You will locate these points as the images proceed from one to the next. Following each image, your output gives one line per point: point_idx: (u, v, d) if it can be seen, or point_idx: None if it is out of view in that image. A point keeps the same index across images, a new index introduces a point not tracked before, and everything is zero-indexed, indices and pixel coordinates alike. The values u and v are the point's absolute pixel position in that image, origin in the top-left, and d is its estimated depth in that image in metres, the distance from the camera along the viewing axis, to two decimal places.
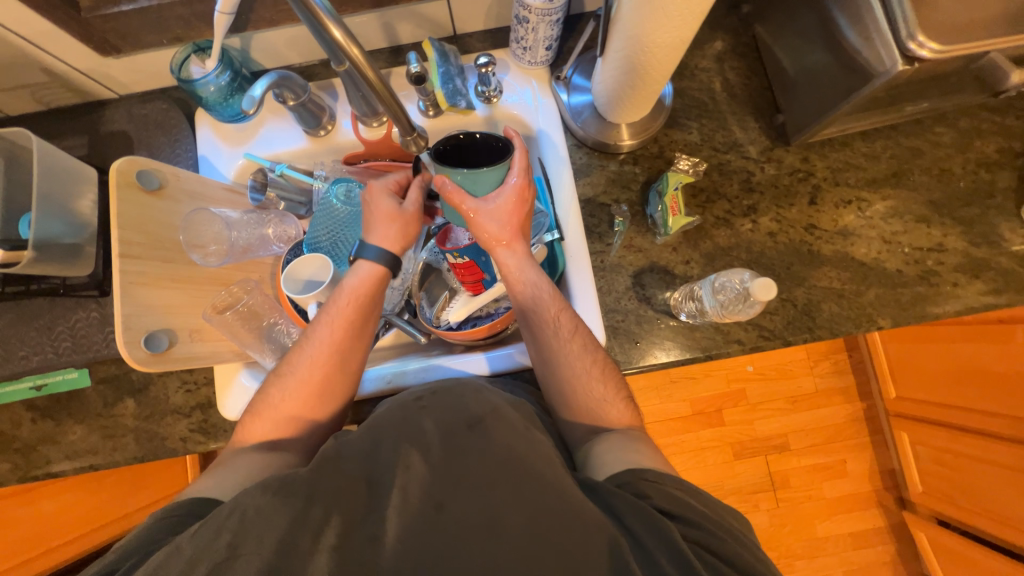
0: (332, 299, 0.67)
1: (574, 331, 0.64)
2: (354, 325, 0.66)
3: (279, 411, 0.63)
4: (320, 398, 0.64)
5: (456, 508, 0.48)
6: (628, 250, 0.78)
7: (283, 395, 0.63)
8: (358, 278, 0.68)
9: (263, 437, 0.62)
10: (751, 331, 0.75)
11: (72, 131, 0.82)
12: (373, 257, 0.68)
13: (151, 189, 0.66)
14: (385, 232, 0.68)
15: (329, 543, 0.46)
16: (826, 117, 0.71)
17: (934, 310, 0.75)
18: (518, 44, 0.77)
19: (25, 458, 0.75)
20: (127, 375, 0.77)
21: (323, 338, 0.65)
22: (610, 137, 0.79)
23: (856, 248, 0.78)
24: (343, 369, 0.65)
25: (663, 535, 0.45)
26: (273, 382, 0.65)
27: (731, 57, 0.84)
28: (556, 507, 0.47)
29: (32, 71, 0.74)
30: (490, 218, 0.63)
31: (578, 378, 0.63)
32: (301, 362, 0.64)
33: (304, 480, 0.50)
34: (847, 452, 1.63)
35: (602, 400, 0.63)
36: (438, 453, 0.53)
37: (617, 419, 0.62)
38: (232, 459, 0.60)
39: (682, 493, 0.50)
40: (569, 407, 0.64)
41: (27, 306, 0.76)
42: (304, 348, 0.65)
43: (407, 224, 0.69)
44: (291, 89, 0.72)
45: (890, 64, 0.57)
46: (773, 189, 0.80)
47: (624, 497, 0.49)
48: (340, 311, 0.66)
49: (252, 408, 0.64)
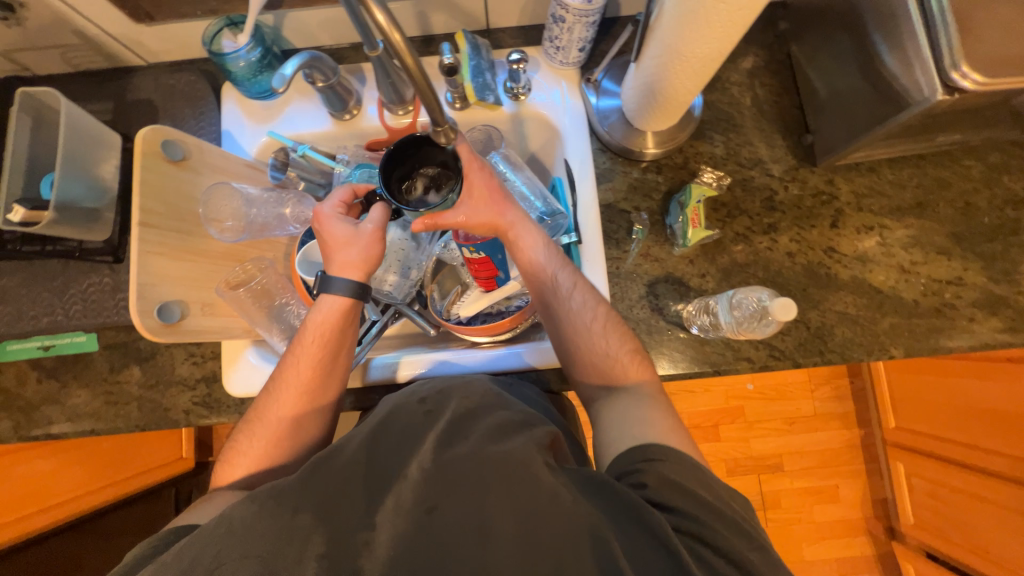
0: (299, 336, 0.66)
1: (575, 285, 0.67)
2: (321, 362, 0.64)
3: (253, 451, 0.62)
4: (292, 435, 0.63)
5: (448, 510, 0.48)
6: (645, 258, 0.78)
7: (255, 435, 0.62)
8: (321, 314, 0.65)
9: (240, 477, 0.61)
10: (761, 350, 0.74)
11: (98, 95, 0.82)
12: (339, 289, 0.65)
13: (175, 160, 0.66)
14: (345, 259, 0.65)
15: (318, 551, 0.46)
16: (856, 141, 0.70)
17: (947, 343, 0.74)
18: (551, 43, 0.77)
19: (28, 417, 0.76)
20: (134, 343, 0.77)
21: (290, 379, 0.64)
22: (634, 144, 0.78)
23: (874, 274, 0.77)
24: (313, 405, 0.64)
25: (651, 526, 0.46)
26: (246, 423, 0.64)
27: (763, 74, 0.83)
28: (545, 507, 0.46)
29: (65, 32, 0.74)
30: (476, 211, 0.65)
31: (581, 334, 0.65)
32: (270, 404, 0.64)
33: (293, 491, 0.49)
34: (840, 478, 1.62)
35: (616, 354, 0.64)
36: (430, 460, 0.51)
37: (626, 372, 0.63)
38: (210, 499, 0.59)
39: (679, 475, 0.51)
40: (578, 363, 0.66)
41: (41, 266, 0.76)
42: (272, 391, 0.64)
43: (365, 245, 0.65)
44: (321, 71, 0.71)
45: (929, 93, 0.56)
46: (795, 209, 0.79)
47: (616, 490, 0.48)
48: (305, 349, 0.64)
49: (229, 450, 0.63)
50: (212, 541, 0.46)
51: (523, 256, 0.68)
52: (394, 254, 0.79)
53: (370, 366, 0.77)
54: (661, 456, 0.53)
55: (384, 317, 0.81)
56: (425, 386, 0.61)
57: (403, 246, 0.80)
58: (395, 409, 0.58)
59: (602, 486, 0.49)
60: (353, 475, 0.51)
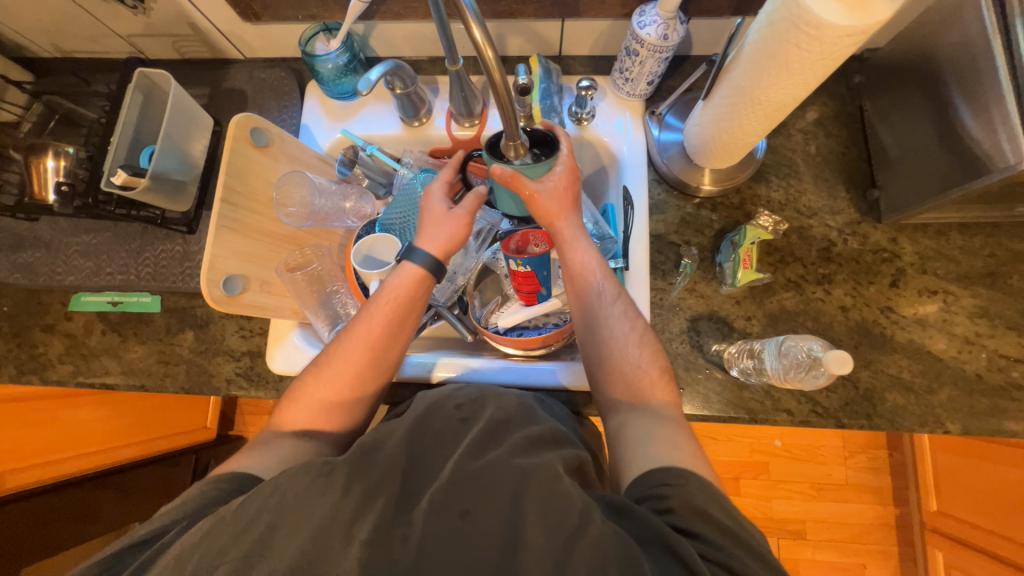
0: (374, 297, 0.68)
1: (617, 294, 0.66)
2: (391, 323, 0.66)
3: (315, 400, 0.64)
4: (353, 390, 0.65)
5: (479, 519, 0.47)
6: (690, 293, 0.77)
7: (317, 384, 0.65)
8: (398, 280, 0.67)
9: (299, 423, 0.63)
10: (804, 404, 0.71)
11: (198, 82, 0.90)
12: (419, 259, 0.67)
13: (260, 146, 0.72)
14: (432, 234, 0.69)
15: (362, 538, 0.46)
16: (927, 202, 0.68)
17: (1010, 426, 0.69)
18: (621, 75, 0.79)
19: (88, 366, 0.81)
20: (192, 309, 0.82)
21: (359, 335, 0.65)
22: (691, 179, 0.79)
23: (933, 341, 0.73)
24: (376, 366, 0.65)
25: (672, 550, 0.44)
26: (310, 371, 0.66)
27: (832, 124, 0.82)
28: (580, 533, 0.44)
29: (181, 24, 0.82)
30: (547, 193, 0.67)
31: (615, 341, 0.64)
32: (337, 354, 0.65)
33: (343, 472, 0.51)
34: (868, 557, 1.51)
35: (642, 369, 0.62)
36: (463, 458, 0.52)
37: (654, 387, 0.61)
38: (270, 439, 0.62)
39: (704, 501, 0.48)
40: (605, 372, 0.64)
41: (124, 228, 0.83)
42: (340, 343, 0.66)
43: (454, 228, 0.69)
44: (401, 78, 0.75)
45: (1014, 160, 0.54)
46: (853, 263, 0.77)
47: (633, 511, 0.47)
48: (380, 309, 0.66)
49: (289, 394, 0.66)
50: (267, 511, 0.48)
51: (568, 253, 0.68)
52: None
53: (406, 362, 0.79)
54: (683, 480, 0.50)
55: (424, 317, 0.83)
56: (462, 390, 0.64)
57: None
58: (432, 406, 0.61)
59: (621, 511, 0.48)
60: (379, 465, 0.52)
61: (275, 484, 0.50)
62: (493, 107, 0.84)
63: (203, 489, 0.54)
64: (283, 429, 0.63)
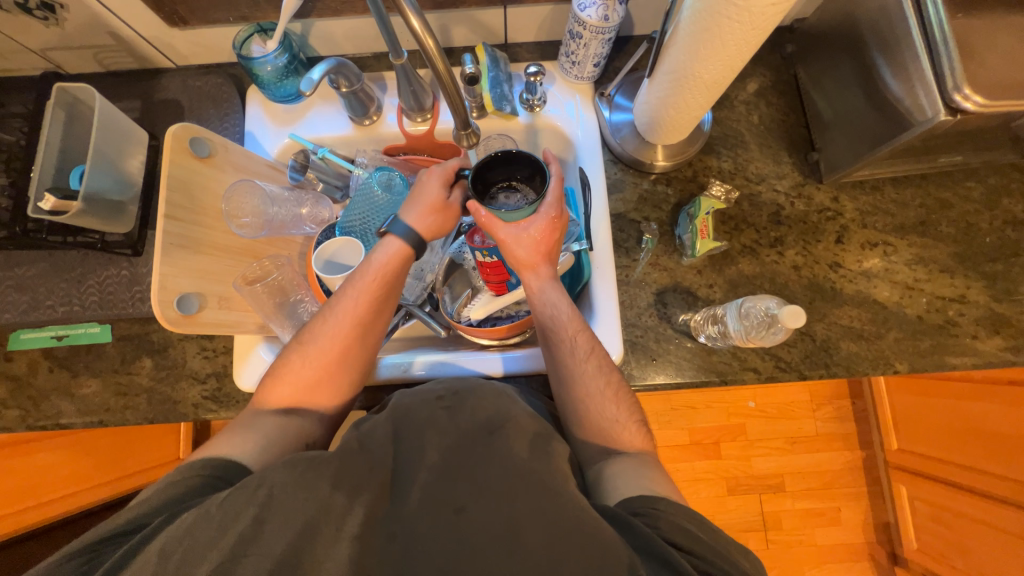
0: (357, 273, 0.67)
1: (591, 351, 0.65)
2: (375, 300, 0.66)
3: (301, 377, 0.64)
4: (340, 367, 0.65)
5: (475, 514, 0.48)
6: (654, 267, 0.79)
7: (302, 363, 0.64)
8: (378, 258, 0.67)
9: (285, 399, 0.63)
10: (768, 361, 0.75)
11: (127, 95, 0.85)
12: (401, 234, 0.67)
13: (202, 157, 0.69)
14: (423, 219, 0.68)
15: (352, 532, 0.47)
16: (861, 160, 0.72)
17: (950, 360, 0.76)
18: (567, 58, 0.80)
19: (37, 407, 0.76)
20: (148, 335, 0.78)
21: (345, 311, 0.65)
22: (645, 156, 0.81)
23: (878, 290, 0.78)
24: (364, 342, 0.66)
25: (663, 559, 0.46)
26: (293, 349, 0.65)
27: (770, 94, 0.86)
28: (574, 525, 0.45)
29: (100, 33, 0.77)
30: (520, 242, 0.64)
31: (591, 398, 0.63)
32: (323, 330, 0.65)
33: (332, 467, 0.50)
34: (842, 500, 1.61)
35: (615, 421, 0.63)
36: (454, 452, 0.52)
37: (624, 435, 0.62)
38: (255, 417, 0.62)
39: (690, 523, 0.50)
40: (581, 425, 0.64)
41: (61, 257, 0.78)
42: (326, 320, 0.66)
43: (447, 219, 0.70)
44: (346, 77, 0.73)
45: (932, 114, 0.58)
46: (801, 224, 0.81)
47: (629, 524, 0.49)
48: (366, 285, 0.66)
49: (271, 372, 0.65)
50: (253, 503, 0.47)
51: (539, 310, 0.67)
52: None
53: (381, 364, 0.78)
54: (669, 506, 0.51)
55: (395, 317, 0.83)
56: (442, 386, 0.62)
57: None
58: (415, 404, 0.58)
59: (617, 521, 0.50)
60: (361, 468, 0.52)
61: (258, 479, 0.49)
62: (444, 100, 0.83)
63: (187, 475, 0.54)
64: (268, 408, 0.63)
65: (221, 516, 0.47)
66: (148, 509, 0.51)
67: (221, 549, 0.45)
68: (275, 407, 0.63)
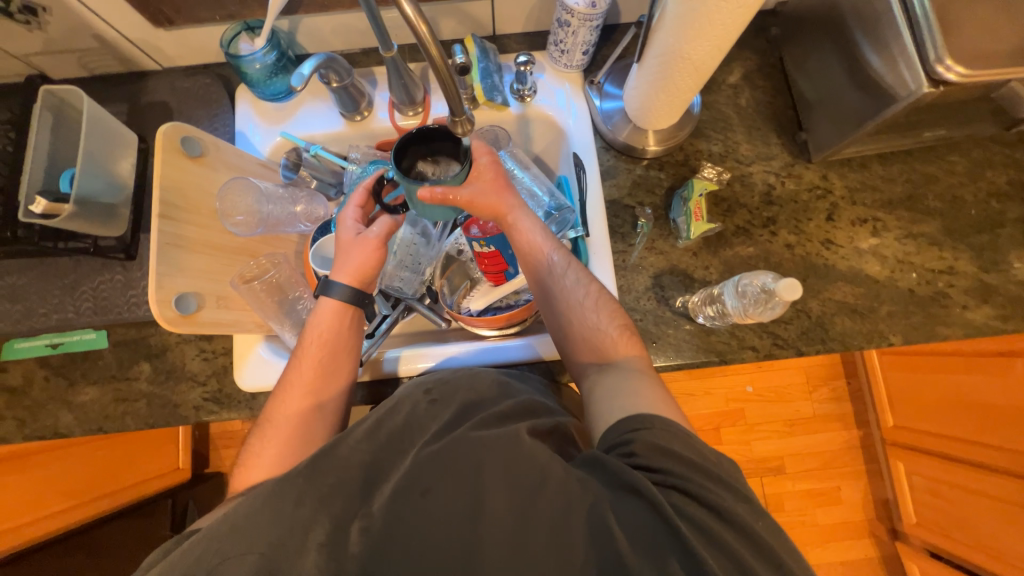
0: (305, 339, 0.67)
1: (568, 264, 0.68)
2: (322, 361, 0.65)
3: (263, 454, 0.60)
4: (301, 435, 0.61)
5: (441, 494, 0.48)
6: (650, 251, 0.80)
7: (265, 438, 0.61)
8: (319, 317, 0.67)
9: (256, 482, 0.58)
10: (765, 339, 0.76)
11: (114, 98, 0.84)
12: (333, 291, 0.67)
13: (193, 156, 0.68)
14: (345, 262, 0.68)
15: (318, 541, 0.47)
16: (847, 137, 0.74)
17: (942, 330, 0.77)
18: (556, 47, 0.81)
19: (34, 416, 0.75)
20: (145, 339, 0.77)
21: (292, 381, 0.64)
22: (636, 142, 0.81)
23: (870, 265, 0.80)
24: (325, 399, 0.64)
25: (631, 485, 0.47)
26: (257, 427, 0.63)
27: (757, 77, 0.87)
28: (542, 489, 0.47)
29: (84, 37, 0.76)
30: (480, 192, 0.64)
31: (573, 311, 0.65)
32: (275, 407, 0.64)
33: (294, 483, 0.49)
34: (842, 480, 1.63)
35: (601, 328, 0.64)
36: (430, 445, 0.52)
37: (617, 338, 0.63)
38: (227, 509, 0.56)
39: (665, 439, 0.50)
40: (570, 341, 0.65)
41: (53, 264, 0.77)
42: (276, 396, 0.64)
43: (366, 253, 0.68)
44: (336, 71, 0.73)
45: (915, 87, 0.59)
46: (792, 203, 0.82)
47: (604, 463, 0.49)
48: (307, 350, 0.65)
49: (238, 461, 0.62)
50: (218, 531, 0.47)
51: (518, 240, 0.68)
52: (405, 251, 0.82)
53: (384, 359, 0.78)
54: (647, 422, 0.52)
55: (395, 312, 0.83)
56: (431, 378, 0.63)
57: (413, 243, 0.83)
58: (400, 399, 0.60)
59: (592, 463, 0.51)
60: (366, 462, 0.52)
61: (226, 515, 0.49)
62: (436, 94, 0.84)
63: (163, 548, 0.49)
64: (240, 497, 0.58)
65: None
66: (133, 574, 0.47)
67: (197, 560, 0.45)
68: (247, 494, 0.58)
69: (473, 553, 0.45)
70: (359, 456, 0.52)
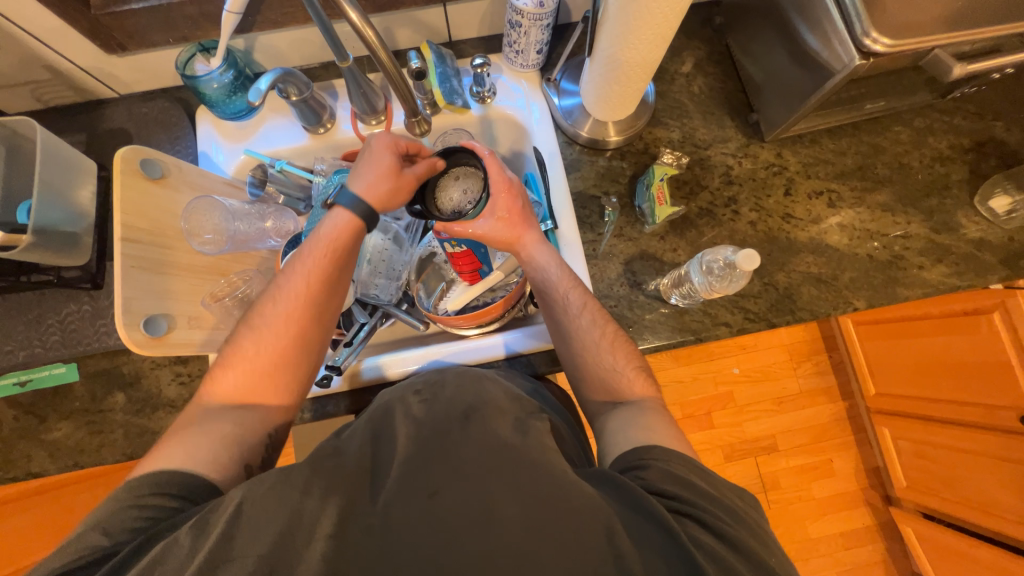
0: (308, 246, 0.64)
1: (584, 306, 0.67)
2: (328, 276, 0.63)
3: (251, 365, 0.60)
4: (294, 353, 0.61)
5: (450, 495, 0.48)
6: (619, 239, 0.82)
7: (254, 348, 0.60)
8: (333, 226, 0.64)
9: (234, 393, 0.59)
10: (737, 314, 0.79)
11: (71, 129, 0.83)
12: (348, 203, 0.64)
13: (154, 179, 0.68)
14: (375, 184, 0.65)
15: (325, 534, 0.46)
16: (794, 114, 0.77)
17: (903, 292, 0.80)
18: (511, 48, 0.83)
19: (5, 457, 0.73)
20: (118, 368, 0.76)
21: (297, 291, 0.62)
22: (598, 134, 0.84)
23: (830, 235, 0.83)
24: (319, 323, 0.63)
25: (647, 511, 0.46)
26: (242, 336, 0.61)
27: (707, 64, 0.91)
28: (552, 494, 0.48)
29: (35, 68, 0.75)
30: (493, 229, 0.67)
31: (589, 351, 0.65)
32: (275, 312, 0.62)
33: (304, 474, 0.49)
34: (833, 452, 1.66)
35: (614, 369, 0.64)
36: (431, 442, 0.53)
37: (631, 382, 0.63)
38: (203, 416, 0.57)
39: (682, 471, 0.51)
40: (584, 378, 0.66)
41: (16, 300, 0.75)
42: (277, 299, 0.62)
43: (400, 187, 0.66)
44: (294, 85, 0.73)
45: (849, 60, 0.63)
46: (751, 181, 0.85)
47: (616, 481, 0.50)
48: (316, 262, 0.63)
49: (219, 359, 0.61)
50: (222, 520, 0.45)
51: (532, 275, 0.69)
52: (378, 257, 0.84)
53: (364, 366, 0.77)
54: (661, 453, 0.52)
55: (373, 319, 0.81)
56: (421, 379, 0.64)
57: (386, 249, 0.85)
58: (392, 401, 0.60)
59: (605, 479, 0.51)
60: (349, 467, 0.51)
61: (228, 498, 0.47)
62: (396, 103, 0.85)
63: (137, 503, 0.48)
64: (216, 403, 0.58)
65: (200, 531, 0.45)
66: (102, 536, 0.46)
67: (197, 561, 0.43)
68: (224, 403, 0.58)
69: (459, 546, 0.45)
70: (341, 465, 0.51)
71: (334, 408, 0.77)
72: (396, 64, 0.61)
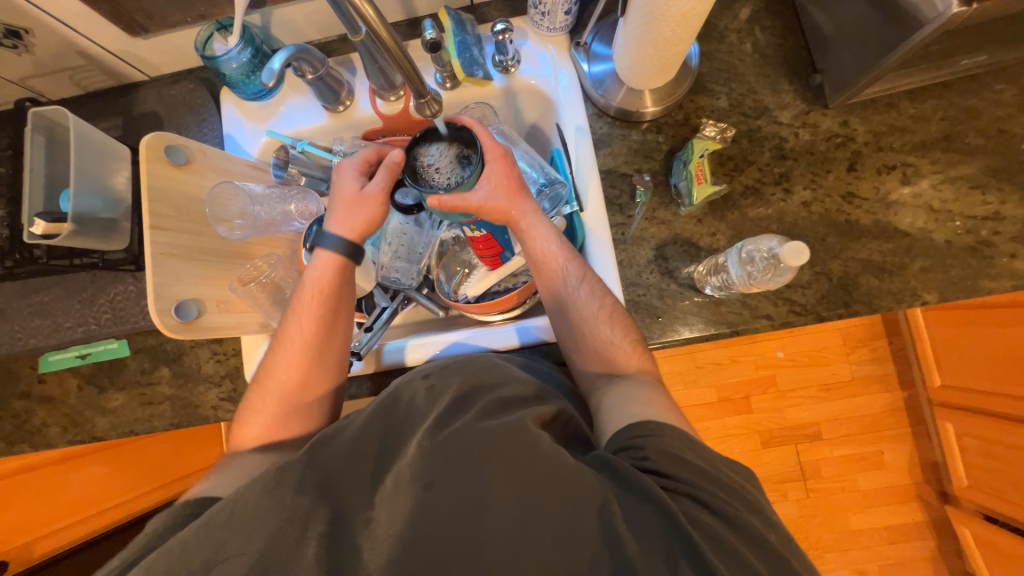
0: (297, 296, 0.68)
1: (583, 277, 0.65)
2: (322, 316, 0.66)
3: (267, 412, 0.64)
4: (304, 389, 0.64)
5: (445, 486, 0.47)
6: (650, 222, 0.76)
7: (265, 400, 0.64)
8: (320, 271, 0.67)
9: (258, 438, 0.63)
10: (781, 306, 0.71)
11: (108, 113, 0.85)
12: (329, 244, 0.67)
13: (179, 164, 0.69)
14: (346, 219, 0.66)
15: (320, 534, 0.47)
16: (867, 75, 0.66)
17: (986, 284, 0.69)
18: (536, 10, 0.76)
19: (73, 420, 0.81)
20: (162, 345, 0.81)
21: (294, 337, 0.66)
22: (632, 104, 0.76)
23: (900, 218, 0.72)
24: (320, 361, 0.65)
25: (642, 491, 0.45)
26: (253, 392, 0.66)
27: (765, 17, 0.79)
28: (552, 479, 0.46)
29: (69, 54, 0.77)
30: (494, 196, 0.62)
31: (587, 322, 0.63)
32: (278, 362, 0.65)
33: (298, 471, 0.50)
34: (885, 443, 1.55)
35: (610, 342, 0.62)
36: (428, 433, 0.51)
37: (631, 356, 0.61)
38: (233, 459, 0.61)
39: (677, 447, 0.49)
40: (581, 350, 0.64)
41: (72, 280, 0.80)
42: (279, 351, 0.66)
43: (368, 208, 0.66)
44: (309, 63, 0.71)
45: (943, 7, 0.52)
46: (808, 155, 0.75)
47: (614, 467, 0.48)
48: (307, 305, 0.66)
49: (240, 417, 0.66)
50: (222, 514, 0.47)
51: (535, 248, 0.65)
52: (399, 241, 0.81)
53: (386, 351, 0.78)
54: (654, 428, 0.51)
55: (394, 303, 0.81)
56: (430, 365, 0.62)
57: (406, 232, 0.81)
58: (400, 389, 0.59)
59: (603, 466, 0.49)
60: (350, 466, 0.51)
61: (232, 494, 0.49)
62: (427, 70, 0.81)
63: None
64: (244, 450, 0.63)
65: (209, 519, 0.47)
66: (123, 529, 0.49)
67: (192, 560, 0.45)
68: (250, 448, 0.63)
69: (455, 544, 0.45)
70: (343, 464, 0.51)
71: (357, 389, 0.79)
72: (400, 44, 0.58)
